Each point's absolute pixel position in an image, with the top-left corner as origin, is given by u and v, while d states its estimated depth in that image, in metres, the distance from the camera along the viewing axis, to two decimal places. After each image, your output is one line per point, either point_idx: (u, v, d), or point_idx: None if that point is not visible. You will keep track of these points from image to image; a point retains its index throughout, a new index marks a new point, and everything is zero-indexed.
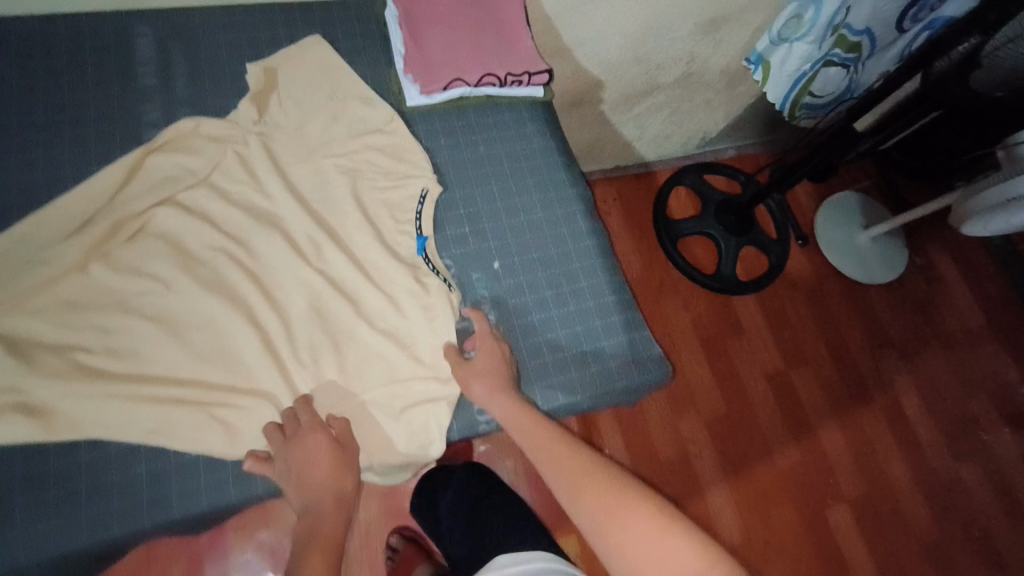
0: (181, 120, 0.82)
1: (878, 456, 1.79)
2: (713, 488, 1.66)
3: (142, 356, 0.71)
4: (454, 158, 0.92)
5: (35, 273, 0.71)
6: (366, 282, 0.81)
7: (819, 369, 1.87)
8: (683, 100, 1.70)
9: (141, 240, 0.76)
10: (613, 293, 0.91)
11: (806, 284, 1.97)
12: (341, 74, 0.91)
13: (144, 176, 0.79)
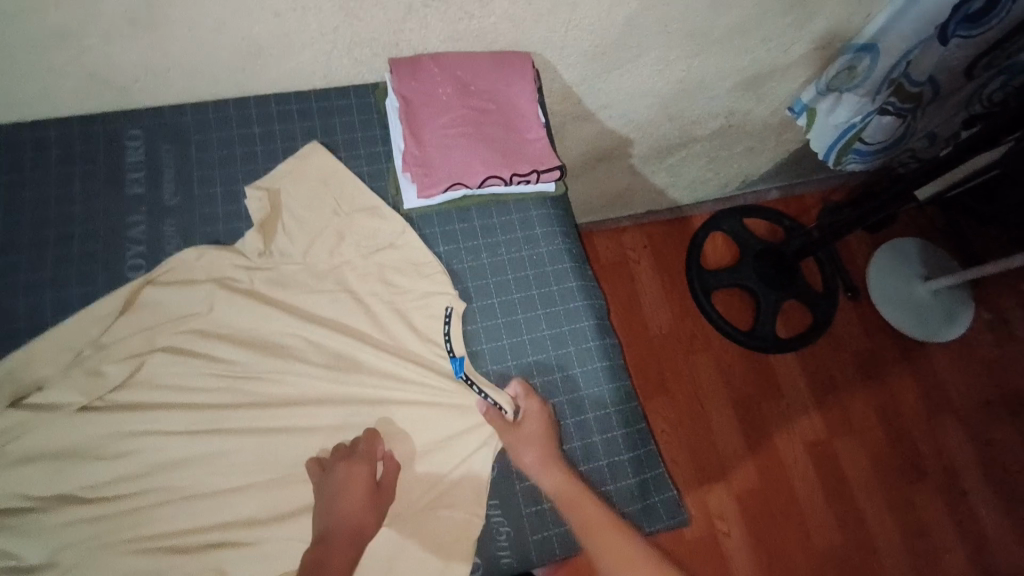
0: (185, 251, 0.77)
1: (929, 537, 1.62)
2: (742, 570, 1.54)
3: (123, 518, 0.66)
4: (466, 264, 0.85)
5: (23, 420, 0.67)
6: (364, 426, 0.75)
7: (865, 437, 1.71)
8: (721, 150, 1.56)
9: (128, 390, 0.71)
10: (624, 424, 0.81)
11: (854, 345, 1.80)
12: (344, 184, 0.85)
13: (140, 309, 0.74)
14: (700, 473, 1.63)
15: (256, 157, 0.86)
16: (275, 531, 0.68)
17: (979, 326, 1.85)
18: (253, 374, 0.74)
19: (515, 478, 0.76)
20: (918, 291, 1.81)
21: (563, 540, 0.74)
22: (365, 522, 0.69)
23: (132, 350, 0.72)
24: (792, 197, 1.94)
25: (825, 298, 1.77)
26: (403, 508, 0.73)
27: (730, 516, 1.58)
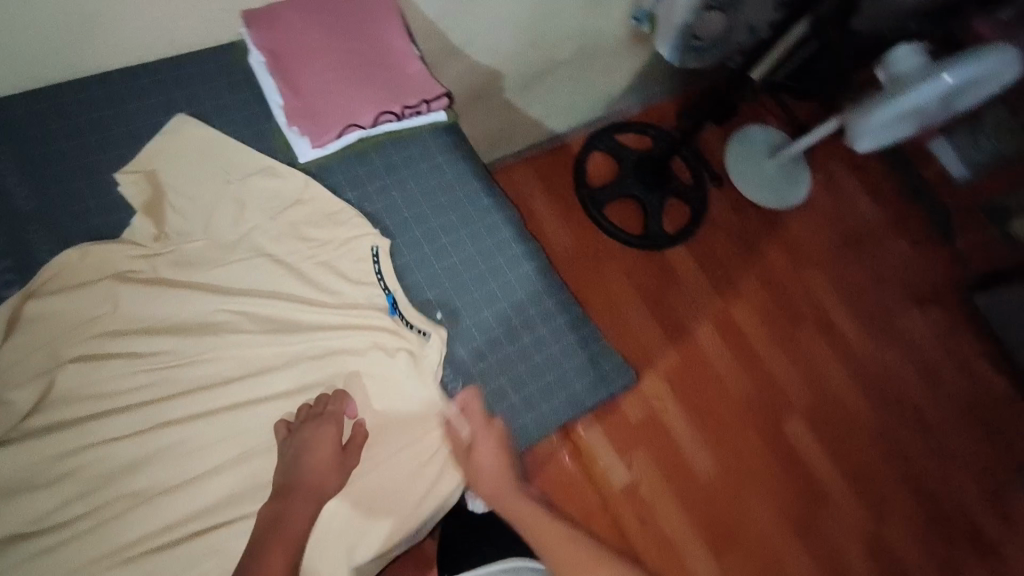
0: (63, 252, 0.69)
1: (821, 365, 1.80)
2: (681, 435, 1.66)
3: (85, 537, 0.61)
4: (379, 204, 0.85)
5: None
6: (322, 378, 0.74)
7: (752, 297, 1.89)
8: (582, 71, 1.65)
9: (44, 414, 0.64)
10: (563, 312, 0.87)
11: (728, 225, 1.98)
12: (227, 150, 0.80)
13: (29, 329, 0.66)
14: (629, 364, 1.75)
15: (116, 142, 0.78)
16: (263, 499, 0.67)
17: (816, 184, 2.07)
18: (187, 358, 0.70)
19: (480, 384, 0.80)
20: (767, 167, 2.02)
21: (535, 423, 0.81)
22: (327, 480, 0.68)
23: (38, 371, 0.65)
24: (653, 108, 2.10)
25: (696, 192, 1.92)
26: (379, 444, 0.75)
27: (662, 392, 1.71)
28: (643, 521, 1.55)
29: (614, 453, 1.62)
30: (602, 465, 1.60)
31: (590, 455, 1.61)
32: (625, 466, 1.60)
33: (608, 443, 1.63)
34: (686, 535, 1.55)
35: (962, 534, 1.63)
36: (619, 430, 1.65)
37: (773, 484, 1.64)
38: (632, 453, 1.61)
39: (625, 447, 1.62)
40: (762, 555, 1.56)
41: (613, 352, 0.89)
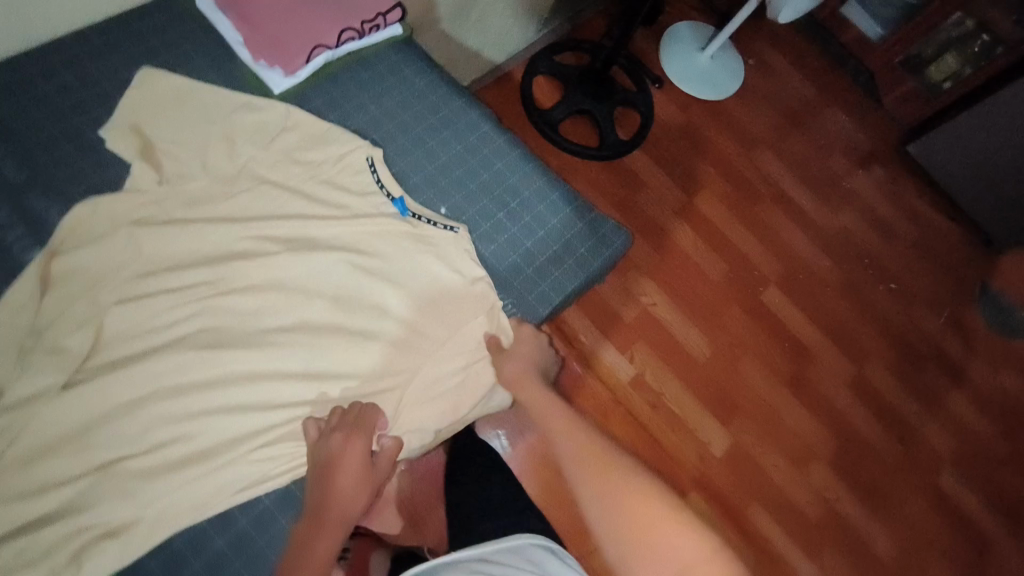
0: (74, 208, 0.71)
1: (785, 238, 1.79)
2: (673, 323, 1.61)
3: (172, 454, 0.66)
4: (362, 121, 0.89)
5: (15, 420, 0.63)
6: (354, 281, 0.80)
7: (713, 187, 1.84)
8: None
9: (104, 355, 0.67)
10: (554, 189, 0.94)
11: (677, 124, 1.91)
12: (200, 93, 0.81)
13: (60, 284, 0.68)
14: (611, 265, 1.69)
15: (89, 103, 0.78)
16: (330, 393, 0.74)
17: (747, 72, 2.04)
18: (226, 284, 0.74)
19: (497, 263, 0.87)
20: (702, 61, 1.99)
21: (554, 288, 0.88)
22: (355, 502, 0.67)
23: (84, 319, 0.68)
24: (579, 21, 2.09)
25: (641, 94, 1.86)
26: (416, 369, 0.79)
27: (648, 286, 1.65)
28: (654, 406, 1.50)
29: (616, 349, 1.55)
30: (608, 362, 1.54)
31: (595, 355, 1.53)
32: (628, 359, 1.54)
33: (609, 340, 1.56)
34: (695, 413, 1.51)
35: (931, 357, 1.68)
36: (617, 326, 1.58)
37: (763, 351, 1.62)
38: (633, 346, 1.56)
39: (625, 341, 1.55)
40: (764, 417, 1.53)
41: (606, 219, 0.96)
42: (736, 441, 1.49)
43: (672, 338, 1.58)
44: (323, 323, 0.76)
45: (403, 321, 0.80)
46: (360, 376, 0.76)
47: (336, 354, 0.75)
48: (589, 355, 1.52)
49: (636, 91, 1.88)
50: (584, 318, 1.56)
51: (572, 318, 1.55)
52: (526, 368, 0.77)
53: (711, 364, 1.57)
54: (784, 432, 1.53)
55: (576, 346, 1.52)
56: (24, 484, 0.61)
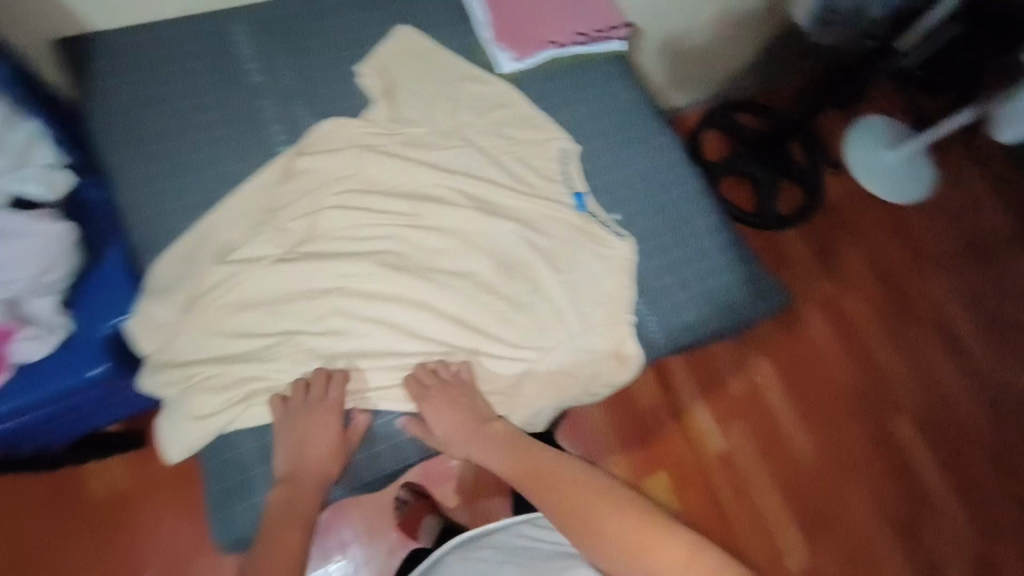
0: (322, 122, 0.85)
1: (934, 371, 1.55)
2: (785, 420, 1.45)
3: (330, 345, 0.78)
4: (566, 116, 0.95)
5: (239, 275, 0.78)
6: (520, 254, 0.86)
7: (867, 290, 1.63)
8: (716, 56, 1.62)
9: (309, 247, 0.81)
10: (722, 230, 0.95)
11: (842, 215, 1.72)
12: (442, 58, 0.92)
13: (296, 179, 0.82)
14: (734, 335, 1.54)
15: (356, 43, 0.91)
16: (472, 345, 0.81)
17: (942, 183, 1.79)
18: (416, 221, 0.84)
19: (651, 280, 0.90)
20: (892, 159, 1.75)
21: (698, 322, 0.89)
22: (326, 469, 0.72)
23: (304, 213, 0.81)
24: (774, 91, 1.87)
25: (811, 172, 1.66)
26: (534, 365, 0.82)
27: (768, 369, 1.50)
28: (737, 491, 1.37)
29: (714, 416, 1.43)
30: (701, 429, 1.41)
31: (690, 417, 1.42)
32: (722, 433, 1.42)
33: (709, 406, 1.43)
34: (779, 517, 1.36)
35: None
36: (721, 395, 1.45)
37: (873, 478, 1.43)
38: (732, 421, 1.43)
39: (725, 413, 1.43)
40: (856, 549, 1.35)
41: (766, 273, 0.96)
42: (817, 563, 1.33)
43: (777, 431, 1.44)
44: (481, 281, 0.84)
45: (551, 304, 0.85)
46: (499, 341, 0.82)
47: (485, 312, 0.83)
48: (684, 413, 1.42)
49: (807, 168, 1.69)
50: (688, 375, 1.46)
51: (677, 370, 1.46)
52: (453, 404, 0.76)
53: (814, 473, 1.41)
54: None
55: (673, 398, 1.42)
56: (230, 326, 0.77)
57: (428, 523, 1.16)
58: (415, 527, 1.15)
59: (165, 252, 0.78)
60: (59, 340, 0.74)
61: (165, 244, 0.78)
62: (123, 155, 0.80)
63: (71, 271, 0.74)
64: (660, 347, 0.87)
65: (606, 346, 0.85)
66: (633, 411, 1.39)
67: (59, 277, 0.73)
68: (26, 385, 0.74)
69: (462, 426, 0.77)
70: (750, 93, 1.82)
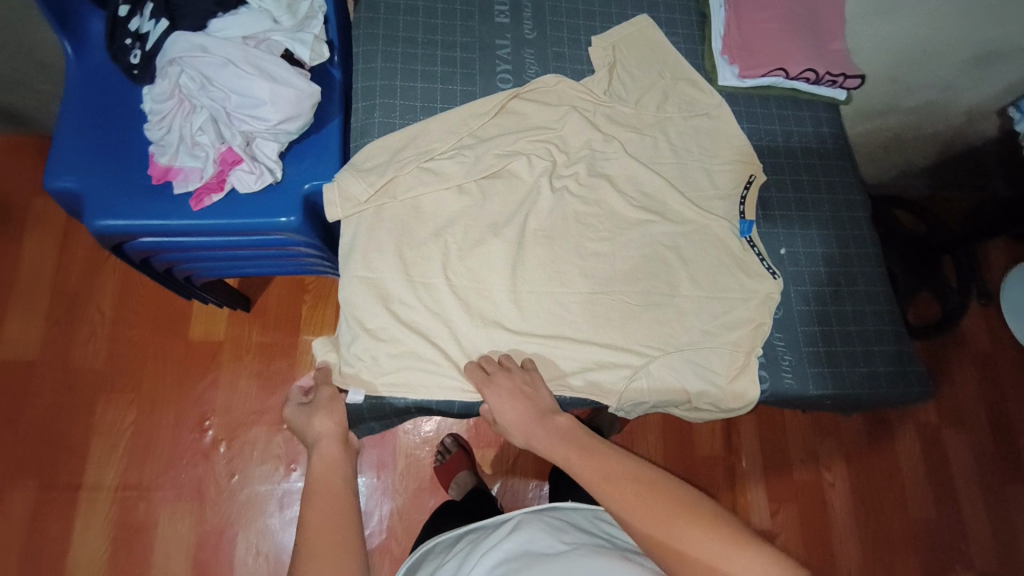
0: (546, 75, 0.90)
1: (1017, 541, 1.42)
2: (838, 527, 1.37)
3: (478, 273, 0.82)
4: (761, 144, 0.96)
5: (431, 178, 0.84)
6: (674, 250, 0.87)
7: (975, 434, 1.48)
8: (909, 136, 1.31)
9: (491, 182, 0.86)
10: (887, 302, 0.93)
11: (978, 350, 1.54)
12: (668, 54, 0.97)
13: (507, 117, 0.89)
14: (816, 420, 1.45)
15: (596, 16, 0.98)
16: (607, 319, 0.83)
17: None
18: (593, 186, 0.88)
19: (799, 321, 0.88)
20: None
21: (835, 377, 0.86)
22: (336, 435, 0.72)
23: (502, 149, 0.87)
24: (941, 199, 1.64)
25: (958, 292, 1.49)
26: (649, 362, 0.82)
27: (839, 468, 1.41)
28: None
29: (767, 492, 1.37)
30: (749, 498, 1.36)
31: (740, 484, 1.37)
32: (769, 511, 1.36)
33: (765, 481, 1.37)
34: None
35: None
36: (780, 475, 1.38)
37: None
38: (784, 504, 1.36)
39: (779, 493, 1.37)
40: None
41: (917, 363, 0.91)
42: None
43: (826, 532, 1.36)
44: (632, 267, 0.85)
45: (683, 314, 0.84)
46: (631, 331, 0.83)
47: (629, 292, 0.84)
48: (737, 477, 1.37)
49: (954, 289, 1.51)
50: (755, 440, 1.40)
51: (746, 433, 1.40)
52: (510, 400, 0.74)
53: None
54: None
55: (732, 455, 1.38)
56: (408, 219, 0.83)
57: (462, 478, 1.19)
58: (450, 474, 1.20)
59: (377, 137, 0.86)
60: (270, 182, 0.80)
61: (380, 131, 0.86)
62: (373, 47, 0.89)
63: (302, 128, 0.81)
64: (788, 387, 0.85)
65: (722, 368, 0.83)
66: (687, 453, 1.36)
67: (291, 130, 0.80)
68: (230, 212, 0.79)
69: (523, 414, 0.73)
70: (916, 192, 1.61)
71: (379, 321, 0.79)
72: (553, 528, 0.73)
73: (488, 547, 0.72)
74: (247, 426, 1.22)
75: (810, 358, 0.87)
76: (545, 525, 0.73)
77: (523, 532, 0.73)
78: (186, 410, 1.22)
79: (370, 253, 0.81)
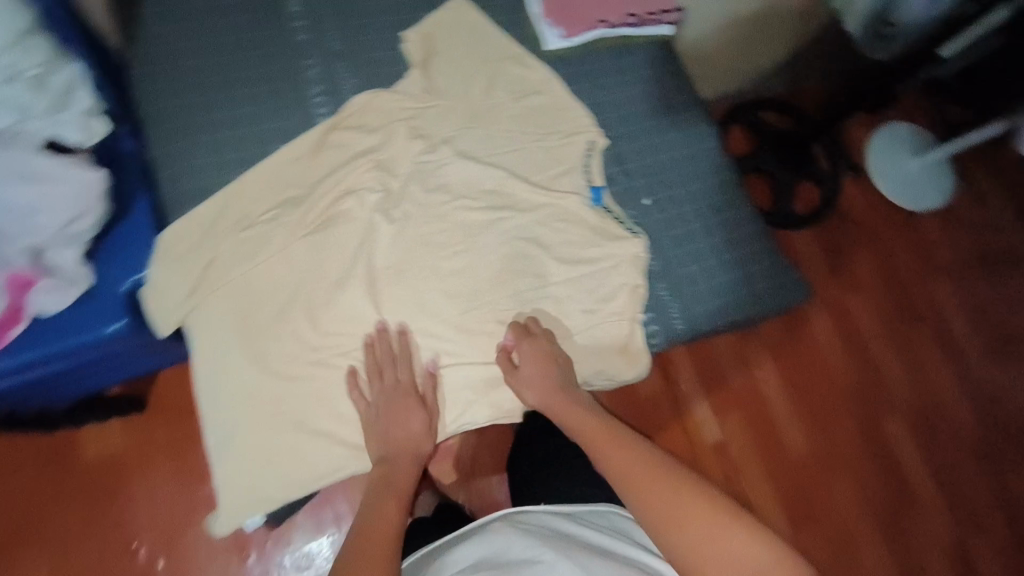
0: (357, 94, 0.83)
1: (930, 375, 1.50)
2: (779, 414, 1.44)
3: (344, 321, 0.77)
4: (597, 99, 0.94)
5: (266, 232, 0.77)
6: (537, 237, 0.85)
7: (874, 292, 1.56)
8: (755, 42, 1.32)
9: (333, 221, 0.79)
10: (753, 222, 0.96)
11: (855, 220, 1.59)
12: (487, 32, 0.92)
13: (328, 151, 0.82)
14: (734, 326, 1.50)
15: (403, 7, 0.90)
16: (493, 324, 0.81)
17: (982, 186, 1.65)
18: (446, 191, 0.84)
19: (675, 266, 0.90)
20: (911, 165, 1.60)
21: (720, 308, 0.89)
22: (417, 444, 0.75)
23: (329, 191, 0.80)
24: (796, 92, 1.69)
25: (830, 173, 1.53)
26: (551, 355, 0.82)
27: (766, 362, 1.47)
28: (735, 481, 1.37)
29: (711, 407, 1.41)
30: (697, 418, 1.41)
31: (687, 407, 1.41)
32: (719, 423, 1.41)
33: (707, 396, 1.42)
34: (768, 504, 1.36)
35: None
36: (717, 387, 1.43)
37: (860, 471, 1.42)
38: (728, 413, 1.42)
39: (722, 405, 1.42)
40: (837, 536, 1.36)
41: (791, 270, 0.95)
42: (802, 545, 1.35)
43: (769, 423, 1.43)
44: (503, 266, 0.83)
45: (561, 303, 0.84)
46: (519, 331, 0.81)
47: (507, 293, 0.82)
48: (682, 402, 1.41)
49: (827, 171, 1.56)
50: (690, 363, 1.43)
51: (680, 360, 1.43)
52: (546, 371, 0.78)
53: (803, 465, 1.40)
54: (855, 563, 1.35)
55: (673, 386, 1.42)
56: (252, 285, 0.76)
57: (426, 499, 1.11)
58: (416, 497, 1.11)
59: (191, 207, 0.77)
60: (80, 292, 0.70)
61: (190, 200, 0.77)
62: (160, 106, 0.79)
63: (102, 220, 0.71)
64: (679, 331, 0.88)
65: (616, 336, 0.85)
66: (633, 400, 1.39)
67: (88, 227, 0.70)
68: (48, 337, 0.70)
69: (551, 378, 0.78)
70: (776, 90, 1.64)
71: (251, 402, 0.74)
72: (520, 534, 0.72)
73: (514, 521, 0.76)
74: (180, 527, 1.08)
75: (697, 296, 0.90)
76: (516, 532, 0.72)
77: (543, 517, 0.78)
78: (110, 534, 1.07)
79: (220, 336, 0.75)
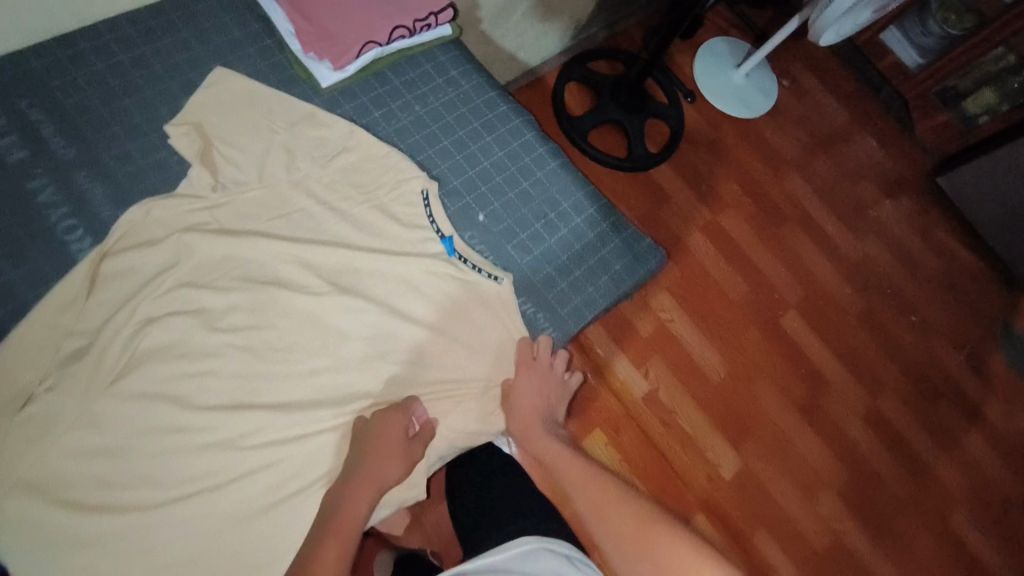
0: (129, 210, 0.72)
1: (809, 262, 1.48)
2: (692, 345, 1.34)
3: (186, 466, 0.66)
4: (395, 125, 0.88)
5: (62, 402, 0.65)
6: (400, 308, 0.79)
7: (739, 202, 1.51)
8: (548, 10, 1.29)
9: (143, 360, 0.68)
10: (594, 202, 0.93)
11: (703, 138, 1.55)
12: (249, 86, 0.81)
13: (104, 283, 0.69)
14: None
15: (138, 85, 0.78)
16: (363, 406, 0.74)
17: (805, 74, 1.69)
18: (262, 281, 0.74)
19: (530, 274, 0.86)
20: (736, 78, 1.59)
21: (587, 302, 0.87)
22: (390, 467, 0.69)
23: (122, 326, 0.68)
24: None
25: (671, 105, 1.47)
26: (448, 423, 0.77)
27: (664, 298, 1.37)
28: (668, 426, 1.26)
29: (629, 359, 1.30)
30: (622, 376, 1.28)
31: (606, 366, 1.28)
32: (642, 374, 1.30)
33: (621, 348, 1.30)
34: (708, 436, 1.27)
35: (946, 395, 1.42)
36: (627, 335, 1.32)
37: (778, 374, 1.36)
38: (648, 360, 1.31)
39: (638, 353, 1.31)
40: (776, 445, 1.30)
41: (642, 237, 0.95)
42: (746, 464, 1.27)
43: (684, 356, 1.33)
44: (369, 347, 0.76)
45: (428, 355, 0.78)
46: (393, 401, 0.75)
47: (368, 367, 0.75)
48: (598, 361, 1.28)
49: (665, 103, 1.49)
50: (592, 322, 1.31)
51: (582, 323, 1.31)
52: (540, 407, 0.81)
53: (724, 386, 1.32)
54: (798, 465, 1.29)
55: (588, 355, 1.28)
56: (64, 467, 0.64)
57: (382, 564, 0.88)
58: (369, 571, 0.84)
59: None
60: None
61: None
62: None
63: None
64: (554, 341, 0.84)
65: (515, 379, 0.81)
66: None
67: None
68: None
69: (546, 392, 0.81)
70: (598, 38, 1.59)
71: None
72: None
73: None
74: None
75: (561, 295, 0.87)
76: None
77: None
78: None
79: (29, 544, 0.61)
